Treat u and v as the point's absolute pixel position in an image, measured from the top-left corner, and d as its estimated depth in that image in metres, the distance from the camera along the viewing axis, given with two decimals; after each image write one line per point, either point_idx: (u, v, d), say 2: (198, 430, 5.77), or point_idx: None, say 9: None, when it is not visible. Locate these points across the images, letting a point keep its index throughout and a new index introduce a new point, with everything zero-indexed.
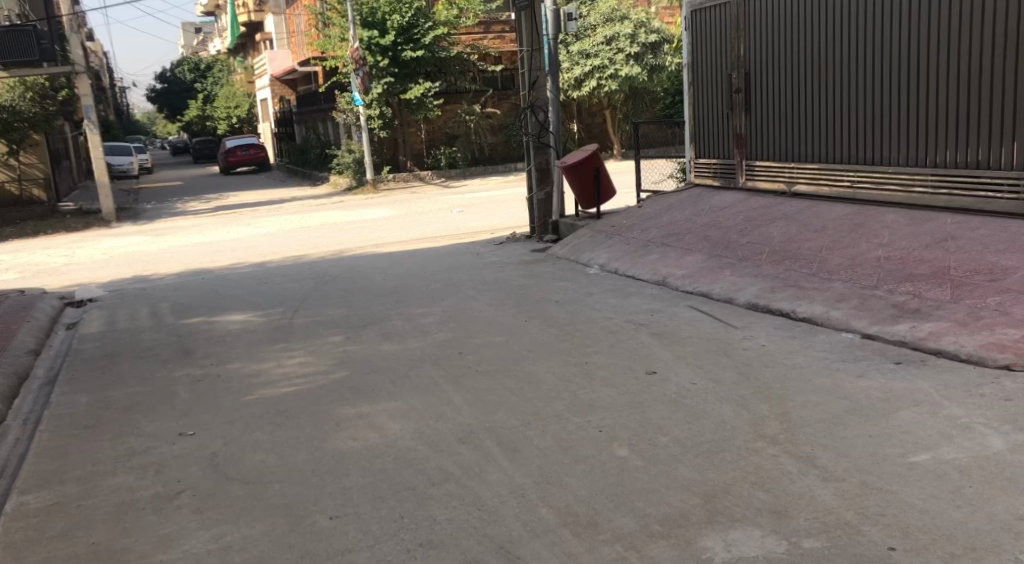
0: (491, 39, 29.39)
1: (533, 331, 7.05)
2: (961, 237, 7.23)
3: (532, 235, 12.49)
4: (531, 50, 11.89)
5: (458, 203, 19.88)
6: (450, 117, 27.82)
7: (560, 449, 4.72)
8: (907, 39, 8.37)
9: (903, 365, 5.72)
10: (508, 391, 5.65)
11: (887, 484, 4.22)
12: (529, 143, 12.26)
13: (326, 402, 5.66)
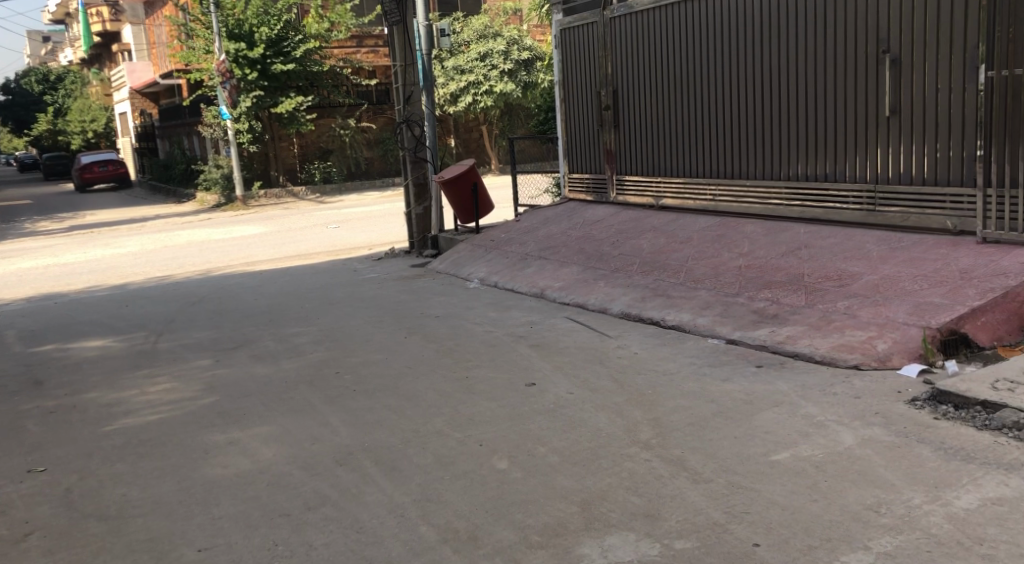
0: (365, 53, 29.37)
1: (411, 348, 7.09)
2: (814, 246, 7.69)
3: (410, 251, 12.50)
4: (404, 65, 11.91)
5: (334, 219, 19.67)
6: (323, 131, 27.63)
7: (439, 466, 4.79)
8: (762, 58, 8.84)
9: (764, 369, 6.04)
10: (386, 410, 5.68)
11: (750, 482, 4.47)
12: (405, 158, 12.27)
13: (196, 429, 5.56)
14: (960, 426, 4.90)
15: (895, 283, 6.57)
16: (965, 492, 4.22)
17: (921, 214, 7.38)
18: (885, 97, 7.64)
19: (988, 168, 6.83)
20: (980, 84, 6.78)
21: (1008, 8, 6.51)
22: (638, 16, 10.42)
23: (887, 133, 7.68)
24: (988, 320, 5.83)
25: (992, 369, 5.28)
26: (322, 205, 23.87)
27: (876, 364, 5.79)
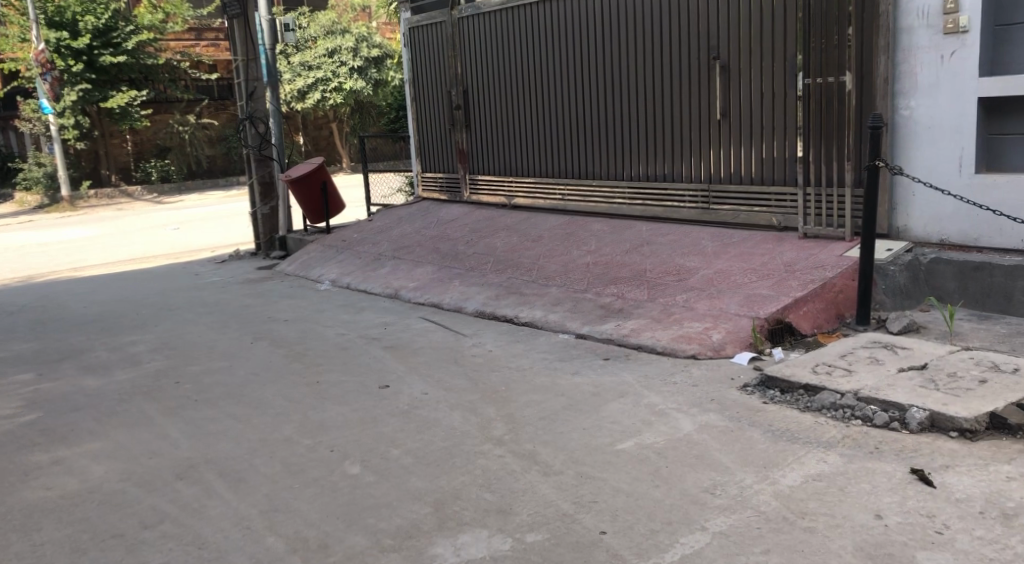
0: (204, 47, 28.03)
1: (259, 355, 6.99)
2: (655, 242, 8.10)
3: (257, 252, 12.27)
4: (246, 60, 11.67)
5: (175, 220, 19.05)
6: (160, 127, 26.49)
7: (288, 474, 4.79)
8: (604, 62, 9.18)
9: (611, 361, 6.23)
10: (232, 419, 5.61)
11: (598, 472, 4.59)
12: (250, 156, 11.99)
13: (16, 449, 5.34)
14: (786, 409, 5.14)
15: (727, 277, 6.99)
16: (790, 470, 4.42)
17: (750, 212, 7.90)
18: (716, 101, 8.09)
19: (808, 168, 7.33)
20: (799, 91, 7.27)
21: (821, 20, 6.99)
22: (485, 17, 10.57)
23: (719, 135, 8.13)
24: (808, 310, 6.29)
25: (813, 355, 5.63)
26: (161, 205, 23.00)
27: (711, 353, 6.07)
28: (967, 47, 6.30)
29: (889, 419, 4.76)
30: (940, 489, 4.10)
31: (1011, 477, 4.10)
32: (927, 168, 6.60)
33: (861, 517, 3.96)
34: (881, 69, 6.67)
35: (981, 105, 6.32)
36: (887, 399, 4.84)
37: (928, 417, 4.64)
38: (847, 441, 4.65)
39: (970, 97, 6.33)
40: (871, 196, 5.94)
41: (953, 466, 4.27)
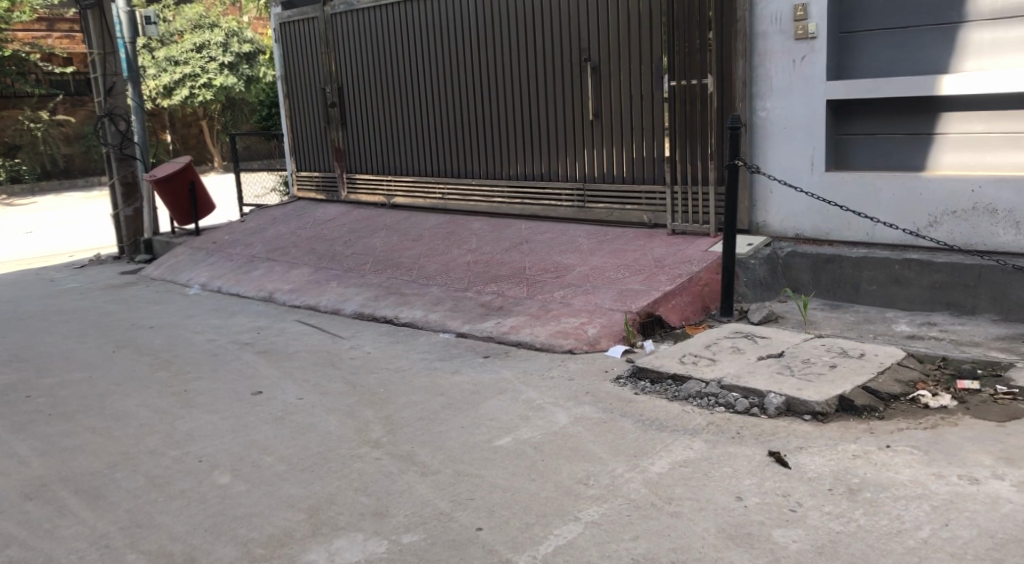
0: (57, 39, 26.63)
1: (121, 365, 6.72)
2: (533, 241, 8.27)
3: (120, 255, 11.85)
4: (103, 53, 11.24)
5: (29, 222, 18.29)
6: (7, 124, 24.99)
7: (151, 488, 4.58)
8: (480, 62, 9.27)
9: (491, 358, 6.15)
10: (90, 433, 5.40)
11: (475, 469, 4.46)
12: (110, 155, 11.56)
13: None
14: (656, 399, 5.24)
15: (602, 273, 7.19)
16: (659, 458, 4.44)
17: (623, 209, 8.13)
18: (588, 102, 8.29)
19: (674, 167, 7.61)
20: (665, 93, 7.55)
21: (684, 24, 7.30)
22: (358, 15, 10.50)
23: (593, 134, 8.33)
24: (677, 303, 6.53)
25: (680, 347, 5.81)
26: (14, 207, 21.90)
27: (587, 348, 6.13)
28: (816, 52, 6.65)
29: (749, 405, 4.96)
30: (794, 469, 4.23)
31: (857, 455, 4.30)
32: (783, 166, 6.96)
33: (723, 500, 4.00)
34: (740, 73, 7.02)
35: (829, 107, 6.70)
36: (748, 386, 5.04)
37: (785, 402, 4.86)
38: (712, 427, 4.77)
39: (820, 100, 6.69)
40: (734, 193, 6.21)
41: (806, 447, 4.45)
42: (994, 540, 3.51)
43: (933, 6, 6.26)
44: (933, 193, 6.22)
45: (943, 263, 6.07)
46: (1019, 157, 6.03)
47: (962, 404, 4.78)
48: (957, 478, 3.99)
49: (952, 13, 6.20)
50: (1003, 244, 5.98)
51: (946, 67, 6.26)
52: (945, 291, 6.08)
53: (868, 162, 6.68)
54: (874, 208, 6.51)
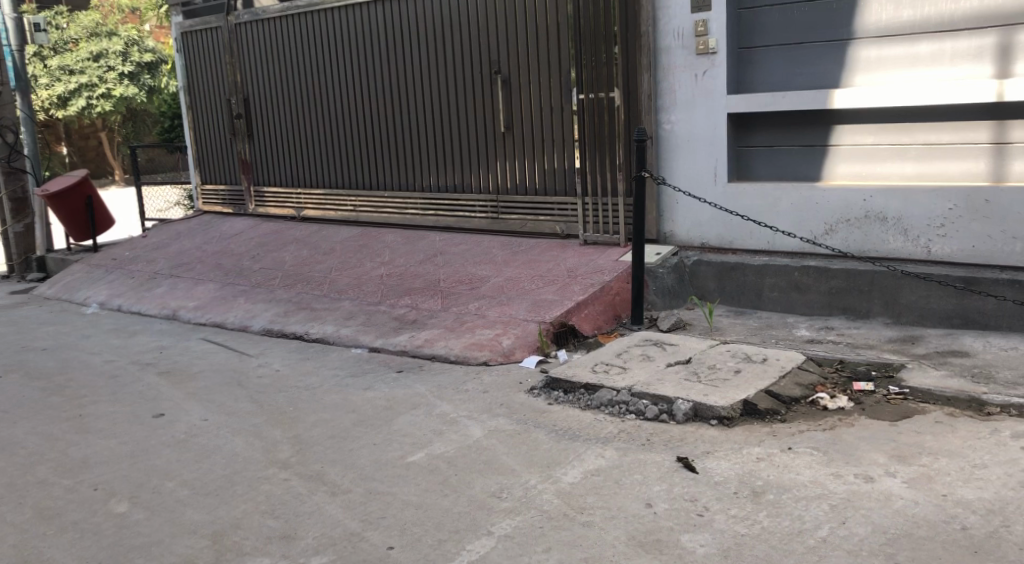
0: None
1: (12, 391, 6.45)
2: (447, 252, 8.29)
3: (10, 273, 11.38)
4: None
5: None
6: None
7: (43, 520, 4.39)
8: (390, 74, 9.24)
9: (404, 373, 6.13)
10: None
11: (386, 487, 4.45)
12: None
13: None
14: (569, 409, 5.29)
15: (516, 283, 7.26)
16: (571, 468, 4.50)
17: (536, 220, 8.21)
18: (499, 114, 8.34)
19: (585, 179, 7.73)
20: (574, 106, 7.67)
21: (592, 39, 7.44)
22: (264, 25, 10.36)
23: (504, 146, 8.39)
24: (589, 312, 6.61)
25: (592, 356, 5.88)
26: None
27: (502, 359, 6.15)
28: (717, 67, 6.85)
29: (658, 411, 5.06)
30: (702, 474, 4.35)
31: (761, 458, 4.44)
32: (687, 177, 7.13)
33: (634, 507, 4.08)
34: (645, 86, 7.17)
35: (730, 119, 6.90)
36: (657, 393, 5.14)
37: (692, 408, 4.98)
38: (623, 435, 4.85)
39: (722, 113, 6.89)
40: (641, 204, 6.33)
41: (713, 451, 4.57)
42: (887, 535, 3.67)
43: (824, 23, 6.52)
44: (828, 202, 6.47)
45: (839, 269, 6.32)
46: (906, 167, 6.32)
47: (858, 404, 4.98)
48: (854, 477, 4.15)
49: (841, 30, 6.46)
50: (893, 250, 6.26)
51: (838, 82, 6.52)
52: (842, 296, 6.33)
53: (767, 173, 6.91)
54: (773, 217, 6.73)
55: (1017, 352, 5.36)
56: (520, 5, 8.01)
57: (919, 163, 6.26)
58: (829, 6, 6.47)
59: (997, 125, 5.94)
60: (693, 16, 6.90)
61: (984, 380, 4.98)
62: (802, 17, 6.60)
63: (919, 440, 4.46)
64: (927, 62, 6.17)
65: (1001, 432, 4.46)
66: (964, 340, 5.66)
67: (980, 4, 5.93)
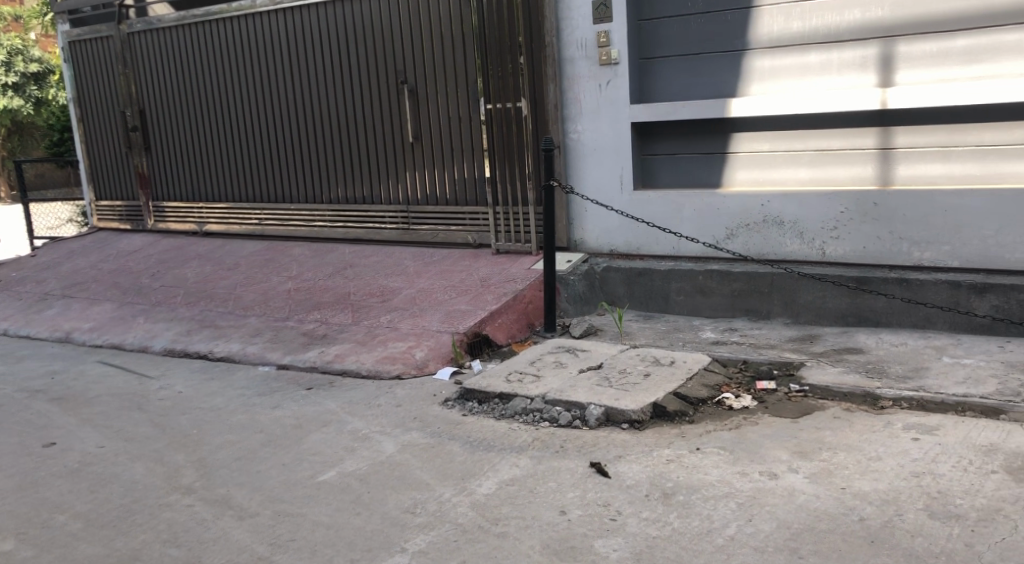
0: None
1: None
2: (357, 265, 8.24)
3: None
4: None
5: None
6: None
7: None
8: (294, 85, 9.14)
9: (314, 390, 6.06)
10: None
11: (296, 508, 4.40)
12: None
13: None
14: (484, 419, 5.32)
15: (428, 295, 7.26)
16: (486, 479, 4.53)
17: (447, 230, 8.23)
18: (407, 125, 8.34)
19: (495, 188, 7.79)
20: (481, 116, 7.73)
21: (497, 49, 7.51)
22: (158, 35, 10.09)
23: (413, 157, 8.39)
24: (502, 321, 6.66)
25: (506, 365, 5.91)
26: None
27: (415, 372, 6.13)
28: (619, 77, 6.99)
29: (571, 418, 5.13)
30: (614, 478, 4.43)
31: (671, 460, 4.55)
32: (594, 186, 7.25)
33: (548, 515, 4.13)
34: (552, 96, 7.27)
35: (634, 128, 7.04)
36: (570, 400, 5.21)
37: (604, 413, 5.06)
38: (537, 443, 4.91)
39: (626, 122, 7.03)
40: (552, 213, 6.40)
41: (625, 456, 4.65)
42: (791, 531, 3.79)
43: (720, 33, 6.72)
44: (729, 208, 6.66)
45: (741, 272, 6.52)
46: (799, 173, 6.57)
47: (762, 403, 5.15)
48: (758, 475, 4.29)
49: (736, 41, 6.66)
50: (791, 252, 6.49)
51: (735, 91, 6.73)
52: (744, 298, 6.54)
53: (670, 180, 7.08)
54: (678, 223, 6.90)
55: (908, 347, 5.62)
56: (425, 16, 8.04)
57: (813, 168, 6.51)
58: (725, 18, 6.67)
59: (882, 131, 6.23)
60: (595, 27, 7.02)
61: (877, 375, 5.20)
62: (699, 28, 6.79)
63: (819, 435, 4.63)
64: (816, 71, 6.43)
65: (893, 424, 4.66)
66: (859, 337, 5.90)
67: (863, 16, 6.21)
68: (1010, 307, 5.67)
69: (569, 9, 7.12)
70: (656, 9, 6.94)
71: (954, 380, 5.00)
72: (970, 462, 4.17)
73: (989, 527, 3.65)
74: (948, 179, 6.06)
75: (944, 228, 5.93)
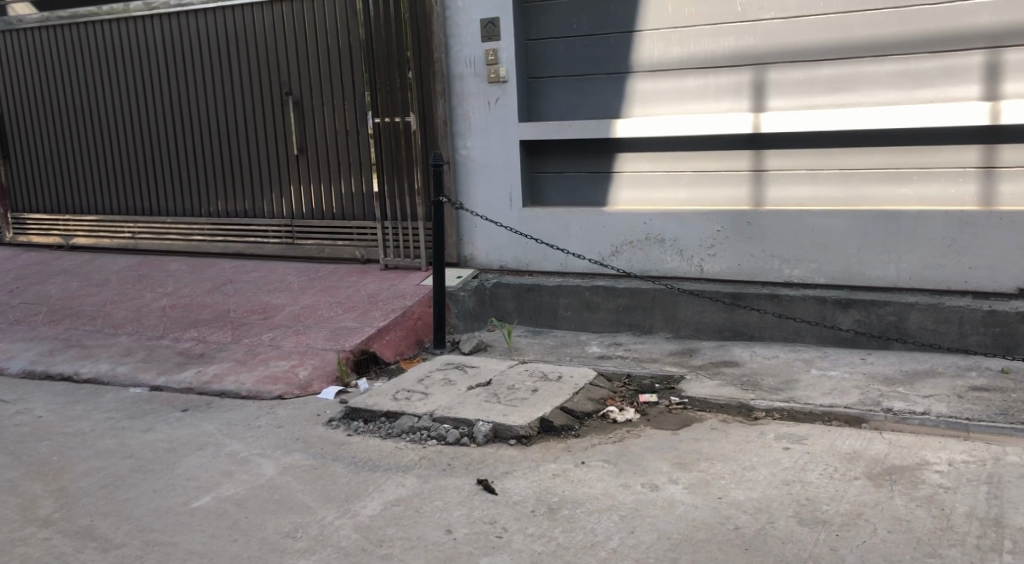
0: None
1: None
2: (238, 281, 8.08)
3: None
4: None
5: None
6: None
7: None
8: (170, 93, 8.86)
9: (190, 412, 5.89)
10: None
11: (167, 537, 4.27)
12: None
13: None
14: (369, 439, 5.28)
15: (313, 312, 7.17)
16: (370, 500, 4.51)
17: (334, 246, 8.17)
18: (292, 137, 8.23)
19: (383, 203, 7.77)
20: (369, 129, 7.69)
21: (385, 63, 7.50)
22: (20, 36, 9.58)
23: (298, 170, 8.29)
24: (390, 338, 6.64)
25: (393, 383, 5.88)
26: None
27: (298, 392, 6.04)
28: (508, 95, 7.09)
29: (459, 435, 5.15)
30: (500, 495, 4.47)
31: (557, 474, 4.62)
32: (483, 202, 7.32)
33: (433, 535, 4.14)
34: (440, 112, 7.30)
35: (522, 146, 7.14)
36: (457, 417, 5.24)
37: (492, 429, 5.11)
38: (424, 462, 4.91)
39: (514, 139, 7.12)
40: (441, 228, 6.40)
41: (511, 472, 4.70)
42: (671, 541, 3.91)
43: (605, 56, 6.89)
44: (614, 225, 6.83)
45: (625, 288, 6.69)
46: (678, 193, 6.79)
47: (644, 416, 5.29)
48: (640, 487, 4.41)
49: (621, 63, 6.85)
50: (672, 269, 6.70)
51: (619, 112, 6.91)
52: (628, 313, 6.71)
53: (557, 197, 7.22)
54: (565, 240, 7.03)
55: (779, 360, 5.87)
56: (311, 28, 7.97)
57: (691, 188, 6.74)
58: (609, 41, 6.85)
59: (754, 155, 6.50)
60: (483, 45, 7.09)
61: (751, 388, 5.41)
62: (585, 50, 6.95)
63: (697, 446, 4.79)
64: (694, 96, 6.67)
65: (766, 434, 4.86)
66: (734, 350, 6.14)
67: (737, 44, 6.47)
68: (871, 321, 6.01)
69: (458, 25, 7.17)
70: (543, 30, 7.07)
71: (821, 391, 5.26)
72: (835, 470, 4.39)
73: (852, 531, 3.85)
74: (814, 201, 6.37)
75: (811, 246, 6.23)
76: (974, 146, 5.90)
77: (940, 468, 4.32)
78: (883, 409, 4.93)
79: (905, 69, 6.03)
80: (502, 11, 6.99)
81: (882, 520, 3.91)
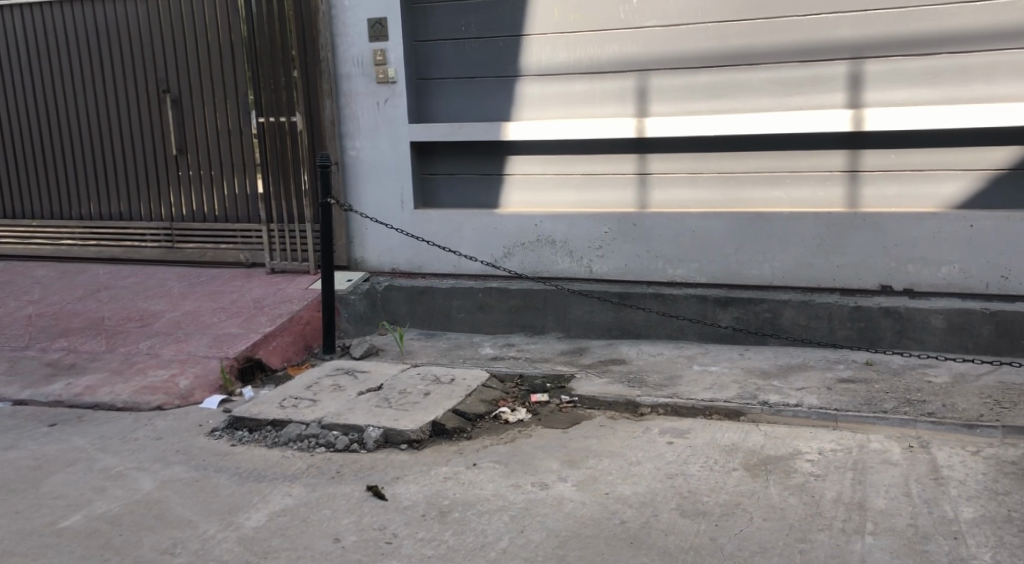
0: None
1: None
2: (112, 287, 7.78)
3: None
4: None
5: None
6: None
7: None
8: (37, 89, 8.46)
9: (58, 426, 5.64)
10: None
11: (32, 560, 4.08)
12: None
13: None
14: (255, 448, 5.17)
15: (194, 318, 6.97)
16: (254, 511, 4.41)
17: (217, 249, 7.97)
18: (171, 136, 7.99)
19: (268, 204, 7.62)
20: (253, 130, 7.52)
21: (269, 61, 7.35)
22: None
23: (177, 171, 8.05)
24: (276, 345, 6.51)
25: (280, 390, 5.77)
26: None
27: (179, 402, 5.86)
28: (396, 96, 7.05)
29: (348, 441, 5.09)
30: (389, 500, 4.43)
31: (447, 477, 4.62)
32: (373, 204, 7.26)
33: (320, 544, 4.08)
34: (327, 112, 7.19)
35: (412, 147, 7.12)
36: (347, 423, 5.18)
37: (383, 434, 5.07)
38: (311, 470, 4.83)
39: (403, 140, 7.09)
40: (329, 232, 6.32)
41: (401, 477, 4.68)
42: (558, 539, 3.96)
43: (493, 59, 6.93)
44: (504, 227, 6.88)
45: (516, 290, 6.74)
46: (566, 195, 6.90)
47: (535, 416, 5.34)
48: (530, 486, 4.45)
49: (509, 67, 6.90)
50: (561, 270, 6.80)
51: (507, 115, 6.97)
52: (519, 314, 6.77)
53: (448, 200, 7.23)
54: (456, 242, 7.04)
55: (663, 357, 6.02)
56: (191, 26, 7.75)
57: (579, 191, 6.86)
58: (498, 44, 6.90)
59: (639, 158, 6.65)
60: (371, 44, 7.04)
61: (637, 384, 5.52)
62: (473, 54, 6.98)
63: (585, 444, 4.86)
64: (580, 100, 6.78)
65: (651, 429, 4.98)
66: (621, 349, 6.26)
67: (621, 50, 6.61)
68: (749, 318, 6.21)
69: (345, 25, 7.09)
70: (431, 32, 7.07)
71: (703, 386, 5.41)
72: (715, 462, 4.52)
73: (731, 520, 3.98)
74: (695, 203, 6.56)
75: (693, 246, 6.41)
76: (841, 151, 6.18)
77: (811, 457, 4.51)
78: (760, 402, 5.10)
79: (777, 77, 6.28)
80: (389, 11, 6.96)
81: (758, 509, 4.05)
